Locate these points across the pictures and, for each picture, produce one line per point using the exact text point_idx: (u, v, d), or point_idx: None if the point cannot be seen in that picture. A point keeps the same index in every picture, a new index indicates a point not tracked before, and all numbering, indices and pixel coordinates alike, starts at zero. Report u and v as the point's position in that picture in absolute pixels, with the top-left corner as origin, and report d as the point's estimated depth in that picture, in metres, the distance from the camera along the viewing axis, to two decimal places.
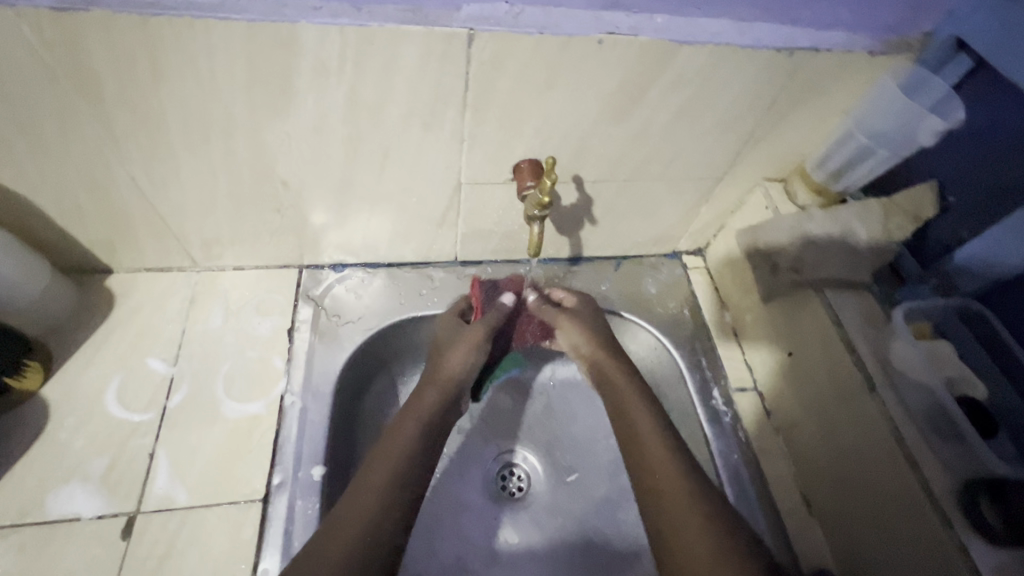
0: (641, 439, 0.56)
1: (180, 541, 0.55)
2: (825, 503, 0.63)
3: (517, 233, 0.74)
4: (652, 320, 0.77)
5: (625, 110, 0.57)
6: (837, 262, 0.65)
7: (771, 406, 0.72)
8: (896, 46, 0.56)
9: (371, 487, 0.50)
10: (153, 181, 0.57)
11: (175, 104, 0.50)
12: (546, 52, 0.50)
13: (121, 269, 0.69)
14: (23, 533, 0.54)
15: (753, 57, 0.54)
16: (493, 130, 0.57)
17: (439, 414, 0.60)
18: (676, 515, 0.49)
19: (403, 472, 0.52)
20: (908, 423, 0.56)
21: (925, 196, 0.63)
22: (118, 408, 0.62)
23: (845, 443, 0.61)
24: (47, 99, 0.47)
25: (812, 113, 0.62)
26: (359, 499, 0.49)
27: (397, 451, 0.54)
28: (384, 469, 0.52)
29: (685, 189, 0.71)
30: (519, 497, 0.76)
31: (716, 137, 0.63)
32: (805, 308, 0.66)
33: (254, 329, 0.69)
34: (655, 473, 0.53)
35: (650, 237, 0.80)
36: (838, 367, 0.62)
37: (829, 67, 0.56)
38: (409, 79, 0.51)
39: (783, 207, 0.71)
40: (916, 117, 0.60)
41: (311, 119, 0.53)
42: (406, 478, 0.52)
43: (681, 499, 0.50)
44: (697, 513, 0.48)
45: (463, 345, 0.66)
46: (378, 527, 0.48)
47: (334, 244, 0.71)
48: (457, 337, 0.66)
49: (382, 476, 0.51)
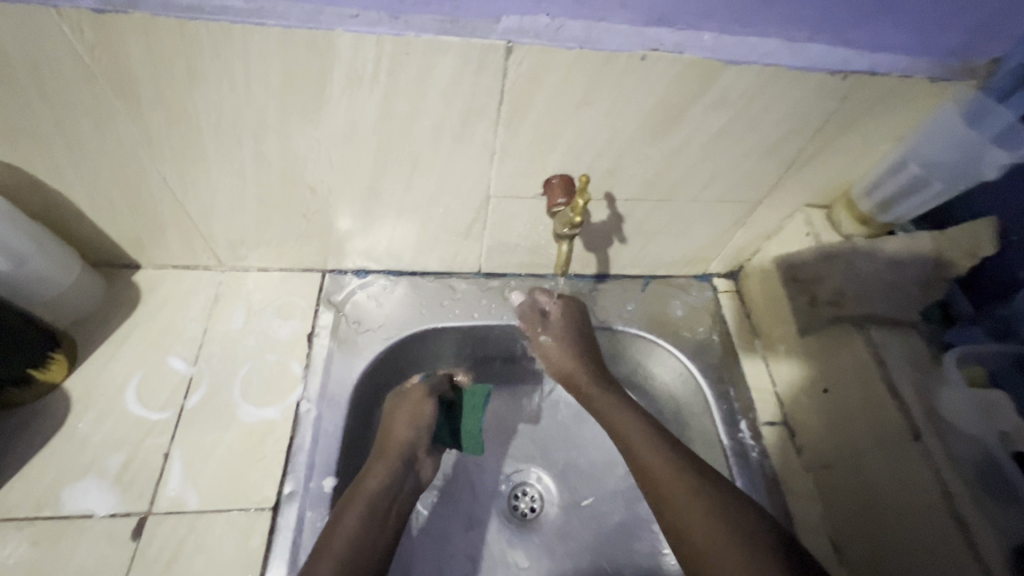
0: (662, 482, 0.54)
1: (188, 546, 0.54)
2: (859, 554, 0.59)
3: (543, 247, 0.72)
4: (678, 345, 0.74)
5: (664, 129, 0.55)
6: (882, 298, 0.61)
7: (802, 443, 0.68)
8: (958, 73, 0.53)
9: (352, 511, 0.54)
10: (184, 182, 0.58)
11: (208, 107, 0.49)
12: (587, 67, 0.48)
13: (148, 265, 0.70)
14: (37, 526, 0.54)
15: (803, 80, 0.51)
16: (525, 144, 0.56)
17: (409, 448, 0.63)
18: (713, 552, 0.48)
19: (368, 519, 0.54)
20: (956, 476, 0.52)
21: (982, 231, 0.57)
22: (137, 404, 0.62)
23: (883, 491, 0.57)
24: (85, 98, 0.48)
25: (861, 138, 0.59)
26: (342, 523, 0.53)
27: (347, 515, 0.54)
28: (341, 538, 0.52)
29: (721, 211, 0.68)
30: (530, 519, 0.73)
31: (759, 159, 0.61)
32: (844, 345, 0.63)
33: (275, 332, 0.69)
34: (684, 514, 0.51)
35: (681, 257, 0.77)
36: (878, 410, 0.58)
37: (882, 92, 0.53)
38: (444, 89, 0.50)
39: (825, 235, 0.68)
40: (978, 150, 0.56)
41: (342, 125, 0.52)
42: (361, 543, 0.52)
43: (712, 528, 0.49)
44: (733, 540, 0.48)
45: (404, 415, 0.65)
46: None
47: (358, 251, 0.70)
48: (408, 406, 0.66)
49: (342, 540, 0.52)
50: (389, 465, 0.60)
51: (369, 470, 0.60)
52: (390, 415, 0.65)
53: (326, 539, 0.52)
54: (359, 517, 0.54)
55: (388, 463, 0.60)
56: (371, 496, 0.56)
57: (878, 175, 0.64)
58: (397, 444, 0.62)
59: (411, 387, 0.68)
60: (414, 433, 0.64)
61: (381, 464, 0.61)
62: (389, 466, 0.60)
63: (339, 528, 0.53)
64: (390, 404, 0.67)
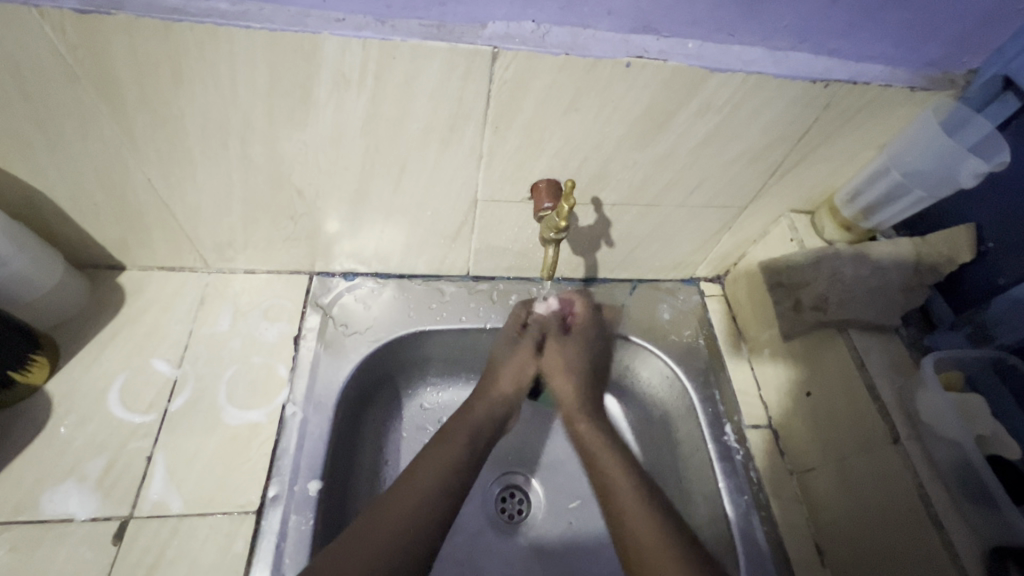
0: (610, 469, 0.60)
1: (171, 550, 0.54)
2: (841, 554, 0.60)
3: (531, 251, 0.72)
4: (665, 349, 0.75)
5: (649, 135, 0.56)
6: (863, 303, 0.62)
7: (786, 446, 0.69)
8: (938, 83, 0.54)
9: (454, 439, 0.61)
10: (170, 185, 0.57)
11: (196, 109, 0.49)
12: (572, 73, 0.49)
13: (133, 267, 0.70)
14: (16, 531, 0.53)
15: (786, 88, 0.52)
16: (512, 149, 0.56)
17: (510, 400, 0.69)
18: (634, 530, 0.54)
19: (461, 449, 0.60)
20: (932, 476, 0.53)
21: (961, 237, 0.60)
22: (120, 407, 0.61)
23: (862, 494, 0.58)
24: (69, 100, 0.48)
25: (844, 147, 0.60)
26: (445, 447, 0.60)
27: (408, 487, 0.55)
28: (398, 505, 0.53)
29: (707, 217, 0.69)
30: (517, 521, 0.73)
31: (743, 166, 0.61)
32: (827, 350, 0.64)
33: (261, 334, 0.69)
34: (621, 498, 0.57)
35: (668, 262, 0.78)
36: (860, 415, 0.59)
37: (865, 101, 0.54)
38: (431, 94, 0.50)
39: (809, 240, 0.69)
40: (958, 158, 0.57)
41: (330, 130, 0.52)
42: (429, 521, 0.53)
43: (642, 519, 0.54)
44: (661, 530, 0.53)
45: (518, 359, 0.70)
46: (450, 478, 0.57)
47: (346, 253, 0.70)
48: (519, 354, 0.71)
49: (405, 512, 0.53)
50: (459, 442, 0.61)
51: (438, 440, 0.61)
52: (498, 364, 0.70)
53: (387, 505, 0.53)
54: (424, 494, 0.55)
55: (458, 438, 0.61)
56: (472, 428, 0.63)
57: (861, 183, 0.65)
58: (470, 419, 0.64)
59: (523, 342, 0.71)
60: (516, 388, 0.69)
61: (482, 406, 0.67)
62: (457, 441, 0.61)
63: (411, 495, 0.54)
64: (500, 353, 0.71)
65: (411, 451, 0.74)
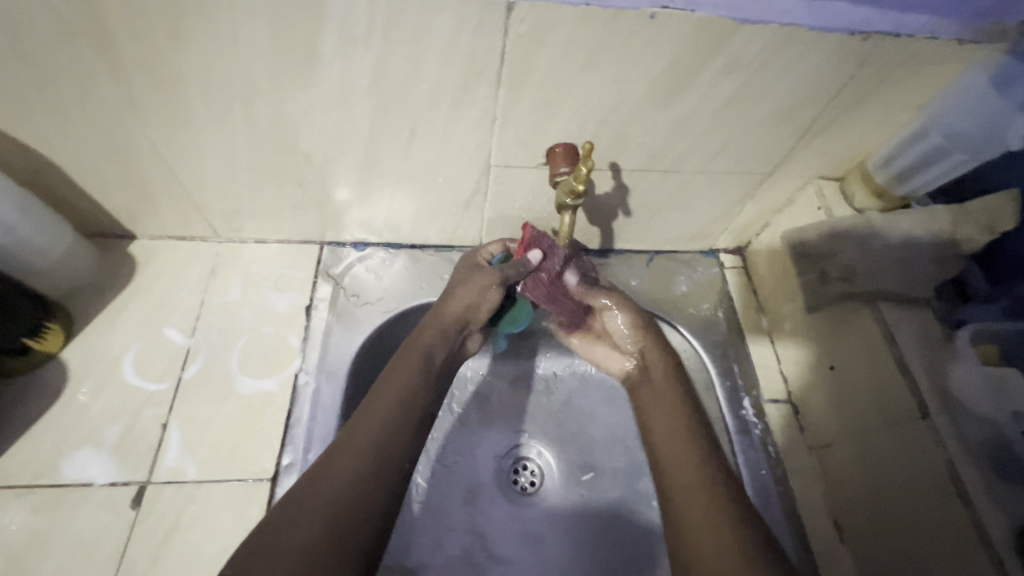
0: (659, 434, 0.54)
1: (187, 516, 0.54)
2: (861, 532, 0.58)
3: (546, 220, 0.70)
4: (682, 322, 0.73)
5: (672, 95, 0.53)
6: (894, 274, 0.59)
7: (806, 422, 0.67)
8: (989, 35, 0.49)
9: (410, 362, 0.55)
10: (175, 149, 0.56)
11: (196, 67, 0.47)
12: (592, 26, 0.46)
13: (144, 236, 0.69)
14: (37, 494, 0.54)
15: (822, 41, 0.48)
16: (526, 112, 0.54)
17: (453, 326, 0.61)
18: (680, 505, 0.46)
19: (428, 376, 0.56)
20: (967, 459, 0.51)
21: (1001, 204, 0.56)
22: (134, 375, 0.61)
23: (885, 472, 0.56)
24: (65, 58, 0.46)
25: (881, 107, 0.57)
26: (399, 370, 0.54)
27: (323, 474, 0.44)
28: (328, 483, 0.44)
29: (729, 184, 0.66)
30: (530, 493, 0.73)
31: (771, 128, 0.58)
32: (855, 324, 0.61)
33: (272, 304, 0.68)
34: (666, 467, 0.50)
35: (687, 232, 0.75)
36: (883, 387, 0.57)
37: (904, 57, 0.51)
38: (442, 52, 0.47)
39: (838, 209, 0.66)
40: (1004, 117, 0.53)
41: (336, 90, 0.50)
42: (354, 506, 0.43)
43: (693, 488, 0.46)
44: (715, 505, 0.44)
45: (472, 285, 0.62)
46: (410, 403, 0.52)
47: (356, 223, 0.69)
48: (472, 282, 0.62)
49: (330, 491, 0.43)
50: (387, 425, 0.49)
51: (360, 414, 0.50)
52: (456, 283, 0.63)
53: (299, 506, 0.42)
54: (357, 473, 0.45)
55: (387, 424, 0.49)
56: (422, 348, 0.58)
57: (893, 147, 0.62)
58: (399, 383, 0.53)
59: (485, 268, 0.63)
60: (465, 311, 0.62)
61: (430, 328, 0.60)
62: (386, 422, 0.49)
63: (367, 423, 0.49)
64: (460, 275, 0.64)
65: (438, 428, 0.74)
